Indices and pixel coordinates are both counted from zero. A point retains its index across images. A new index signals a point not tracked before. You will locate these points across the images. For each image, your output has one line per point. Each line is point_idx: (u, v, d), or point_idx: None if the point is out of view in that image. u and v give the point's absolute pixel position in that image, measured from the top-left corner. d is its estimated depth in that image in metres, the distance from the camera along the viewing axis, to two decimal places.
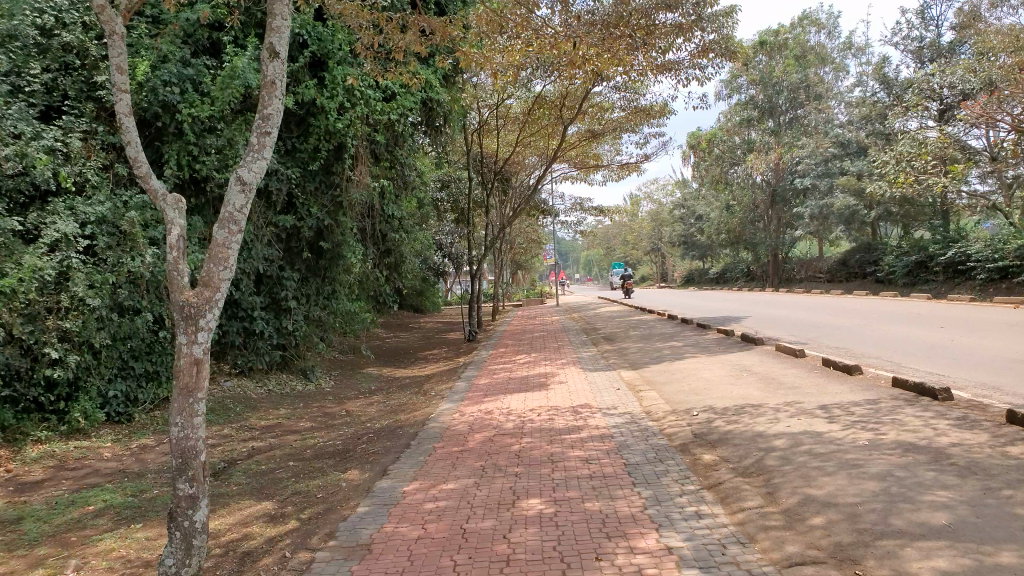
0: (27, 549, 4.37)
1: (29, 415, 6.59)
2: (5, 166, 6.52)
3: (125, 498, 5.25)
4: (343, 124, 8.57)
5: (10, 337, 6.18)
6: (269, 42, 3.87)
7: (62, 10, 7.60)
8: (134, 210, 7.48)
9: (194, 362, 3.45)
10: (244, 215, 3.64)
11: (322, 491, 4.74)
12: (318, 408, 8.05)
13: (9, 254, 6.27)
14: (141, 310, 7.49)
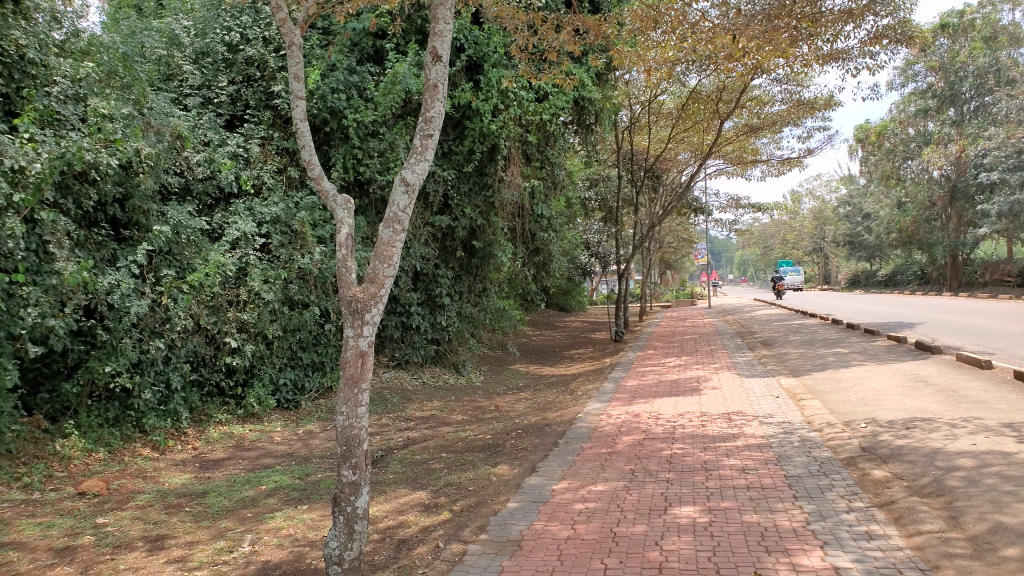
0: (211, 521, 4.79)
1: (212, 398, 7.25)
2: (197, 171, 7.31)
3: (293, 479, 5.63)
4: (497, 125, 8.74)
5: (198, 326, 6.88)
6: (432, 46, 4.00)
7: (246, 27, 8.26)
8: (304, 211, 7.91)
9: (359, 354, 3.62)
10: (407, 215, 3.78)
11: (473, 484, 4.85)
12: (469, 402, 8.26)
13: (198, 251, 6.97)
14: (310, 304, 7.96)
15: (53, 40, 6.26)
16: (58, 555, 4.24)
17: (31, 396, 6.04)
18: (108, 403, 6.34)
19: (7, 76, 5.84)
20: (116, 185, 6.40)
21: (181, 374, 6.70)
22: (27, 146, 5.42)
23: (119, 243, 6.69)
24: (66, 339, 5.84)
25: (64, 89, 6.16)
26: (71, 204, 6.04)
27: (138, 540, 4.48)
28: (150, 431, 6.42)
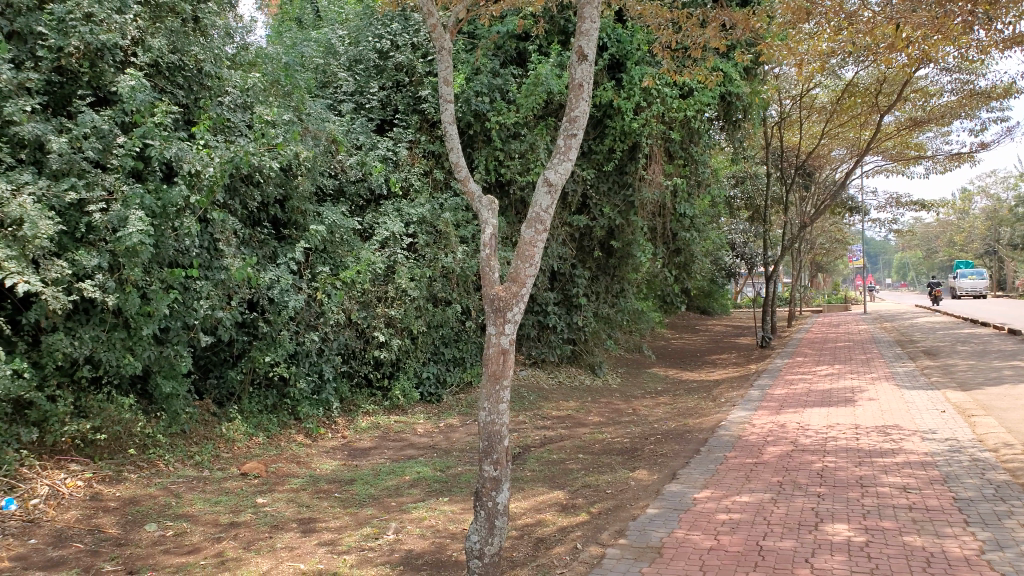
0: (358, 508, 5.02)
1: (361, 389, 7.60)
2: (350, 173, 7.68)
3: (434, 472, 5.79)
4: (639, 124, 8.65)
5: (349, 320, 7.23)
6: (578, 46, 3.99)
7: (396, 34, 8.62)
8: (448, 211, 8.16)
9: (501, 352, 3.68)
10: (549, 215, 3.80)
11: (611, 487, 4.80)
12: (606, 404, 8.19)
13: (350, 250, 7.32)
14: (453, 301, 8.18)
15: (225, 54, 6.81)
16: (223, 530, 4.60)
17: (202, 382, 6.56)
18: (267, 391, 6.79)
19: (187, 88, 6.41)
20: (277, 187, 6.86)
21: (333, 365, 7.07)
22: (202, 152, 5.90)
23: (279, 241, 7.14)
24: (232, 330, 6.33)
25: (234, 98, 6.68)
26: (238, 205, 6.53)
27: (292, 521, 4.77)
28: (304, 419, 6.83)
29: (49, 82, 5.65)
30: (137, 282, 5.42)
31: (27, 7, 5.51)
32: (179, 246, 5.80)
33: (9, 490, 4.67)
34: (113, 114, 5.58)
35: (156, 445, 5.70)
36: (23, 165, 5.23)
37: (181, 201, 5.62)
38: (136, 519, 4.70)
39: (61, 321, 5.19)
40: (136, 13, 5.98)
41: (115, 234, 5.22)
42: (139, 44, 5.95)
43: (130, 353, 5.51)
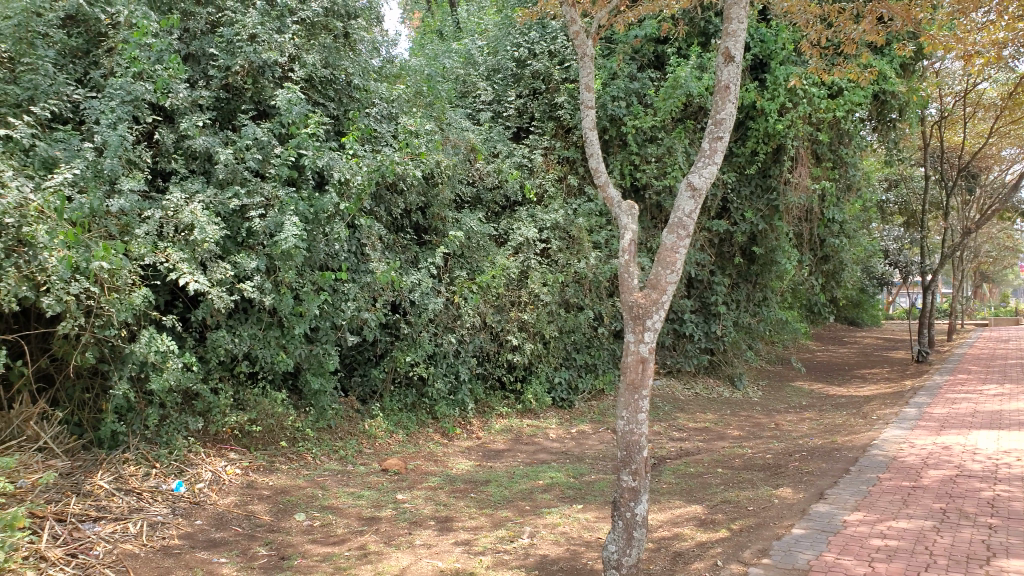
0: (493, 509, 5.10)
1: (494, 392, 7.71)
2: (487, 180, 7.82)
3: (568, 478, 5.79)
4: (783, 125, 8.32)
5: (485, 324, 7.36)
6: (725, 47, 3.87)
7: (534, 42, 8.72)
8: (583, 217, 8.15)
9: (639, 360, 3.65)
10: (692, 220, 3.71)
11: (753, 504, 4.60)
12: (746, 418, 7.89)
13: (486, 255, 7.47)
14: (585, 307, 8.11)
15: (373, 68, 7.13)
16: (366, 524, 4.79)
17: (347, 379, 6.91)
18: (407, 390, 7.05)
19: (337, 101, 6.77)
20: (419, 195, 7.13)
21: (468, 367, 7.22)
22: (351, 161, 6.20)
23: (420, 246, 7.39)
24: (376, 331, 6.61)
25: (380, 109, 6.98)
26: (383, 212, 6.85)
27: (430, 519, 4.91)
28: (441, 418, 7.02)
29: (218, 99, 6.21)
30: (291, 284, 5.79)
31: (199, 31, 6.23)
32: (329, 250, 6.13)
33: (178, 474, 5.10)
34: (272, 127, 5.97)
35: (305, 439, 6.05)
36: (195, 175, 5.82)
37: (331, 208, 5.95)
38: (287, 508, 5.00)
39: (224, 319, 5.62)
40: (295, 32, 6.40)
41: (272, 238, 5.58)
42: (296, 60, 6.31)
43: (283, 350, 5.89)
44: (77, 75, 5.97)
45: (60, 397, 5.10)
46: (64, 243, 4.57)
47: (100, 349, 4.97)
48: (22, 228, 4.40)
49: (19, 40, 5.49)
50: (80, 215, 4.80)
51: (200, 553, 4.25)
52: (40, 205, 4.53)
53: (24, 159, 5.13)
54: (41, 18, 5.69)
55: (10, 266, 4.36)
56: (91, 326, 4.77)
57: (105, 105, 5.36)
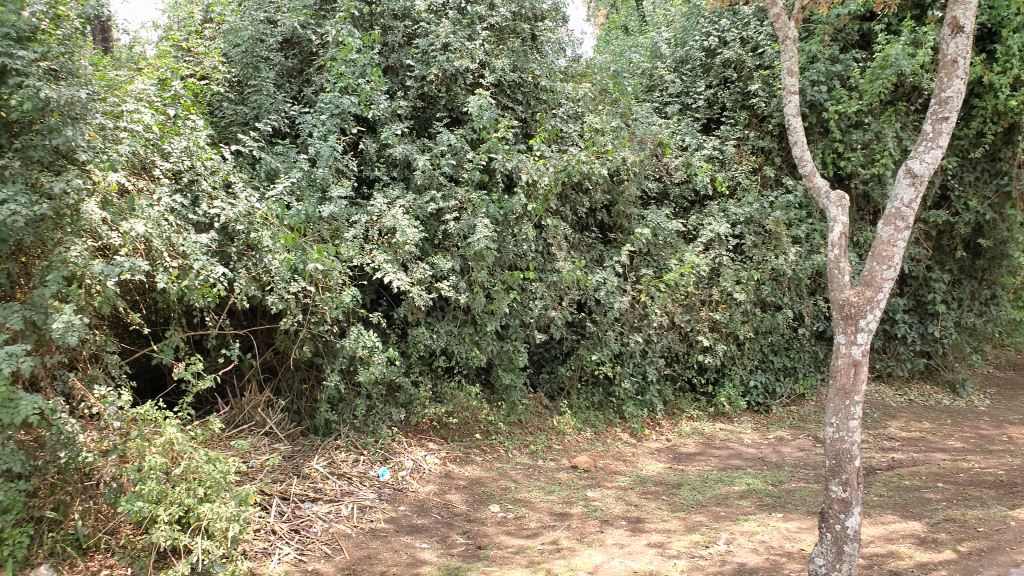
0: (686, 513, 4.96)
1: (684, 393, 7.55)
2: (675, 175, 7.66)
3: (766, 485, 5.51)
4: (1016, 101, 7.49)
5: (674, 323, 7.21)
6: (952, 16, 3.54)
7: (725, 30, 8.44)
8: (780, 210, 7.72)
9: (851, 363, 3.49)
10: (912, 210, 3.47)
11: (985, 525, 4.13)
12: (970, 429, 7.10)
13: (674, 252, 7.29)
14: (783, 307, 7.70)
15: (559, 69, 7.17)
16: (557, 519, 4.85)
17: (536, 376, 7.05)
18: (595, 388, 7.08)
19: (525, 104, 6.87)
20: (605, 193, 7.16)
21: (656, 368, 7.11)
22: (539, 162, 6.29)
23: (606, 245, 7.39)
24: (563, 330, 6.71)
25: (566, 109, 7.00)
26: (570, 211, 6.93)
27: (621, 518, 4.87)
28: (630, 417, 6.95)
29: (415, 108, 6.54)
30: (483, 284, 6.01)
31: (397, 43, 6.58)
32: (518, 251, 6.27)
33: (384, 461, 5.42)
34: (464, 132, 6.21)
35: (497, 433, 6.23)
36: (395, 181, 6.16)
37: (520, 209, 6.09)
38: (482, 498, 5.17)
39: (423, 316, 5.95)
40: (484, 39, 6.63)
41: (466, 240, 5.83)
42: (486, 66, 6.52)
43: (476, 346, 6.13)
44: (293, 93, 6.53)
45: (282, 387, 5.66)
46: (286, 246, 5.02)
47: (315, 343, 5.43)
48: (251, 233, 4.95)
49: (247, 65, 6.20)
50: (298, 221, 5.25)
51: (404, 537, 4.51)
52: (265, 213, 5.03)
53: (252, 171, 5.69)
54: (264, 42, 6.33)
55: (242, 268, 4.95)
56: (308, 322, 5.24)
57: (317, 119, 5.85)
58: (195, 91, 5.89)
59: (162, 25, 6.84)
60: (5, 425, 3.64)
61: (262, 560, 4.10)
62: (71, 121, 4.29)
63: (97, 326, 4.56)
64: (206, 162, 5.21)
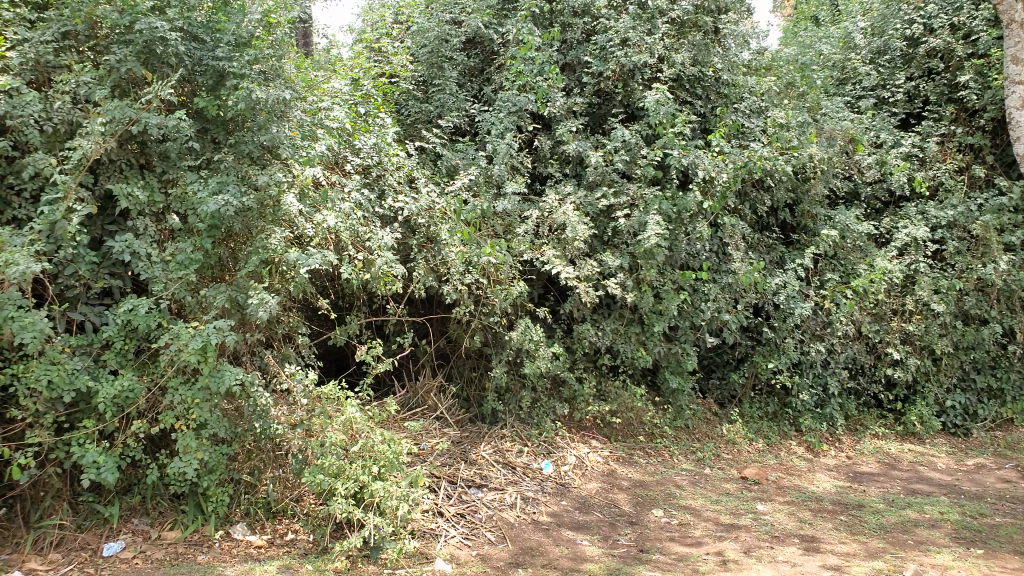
0: (866, 537, 4.60)
1: (868, 409, 7.04)
2: (867, 174, 7.15)
3: (962, 516, 4.99)
4: None
5: (860, 333, 6.74)
6: None
7: (932, 16, 7.79)
8: (989, 213, 6.99)
9: None
10: None
11: None
12: None
13: (863, 256, 6.85)
14: (990, 321, 6.99)
15: (742, 62, 6.83)
16: (724, 529, 4.67)
17: (705, 381, 6.85)
18: (768, 398, 6.77)
19: (705, 98, 6.67)
20: (789, 192, 6.81)
21: (838, 380, 6.66)
22: (717, 158, 6.06)
23: (788, 246, 7.05)
24: (737, 335, 6.46)
25: (750, 103, 6.72)
26: (749, 210, 6.64)
27: (793, 536, 4.60)
28: (806, 431, 6.56)
29: (591, 105, 6.56)
30: (652, 283, 5.88)
31: (577, 40, 6.60)
32: (691, 249, 6.11)
33: (547, 454, 5.48)
34: (640, 129, 6.13)
35: (662, 436, 6.11)
36: (568, 177, 6.18)
37: (695, 207, 5.91)
38: (646, 501, 5.08)
39: (590, 313, 5.94)
40: (665, 33, 6.49)
41: (636, 238, 5.74)
42: (665, 61, 6.39)
43: (643, 346, 6.04)
44: (473, 91, 6.73)
45: (453, 373, 5.89)
46: (462, 240, 5.24)
47: (485, 334, 5.58)
48: (430, 227, 5.20)
49: (432, 65, 6.50)
50: (473, 216, 5.42)
51: (566, 532, 4.53)
52: (444, 208, 5.25)
53: (433, 167, 5.93)
54: (448, 43, 6.58)
55: (421, 258, 5.17)
56: (479, 313, 5.38)
57: (495, 117, 6.03)
58: (384, 90, 6.24)
59: (356, 28, 7.27)
60: (212, 392, 4.06)
61: (428, 540, 4.25)
62: (277, 118, 4.67)
63: (291, 308, 4.92)
64: (392, 158, 5.48)
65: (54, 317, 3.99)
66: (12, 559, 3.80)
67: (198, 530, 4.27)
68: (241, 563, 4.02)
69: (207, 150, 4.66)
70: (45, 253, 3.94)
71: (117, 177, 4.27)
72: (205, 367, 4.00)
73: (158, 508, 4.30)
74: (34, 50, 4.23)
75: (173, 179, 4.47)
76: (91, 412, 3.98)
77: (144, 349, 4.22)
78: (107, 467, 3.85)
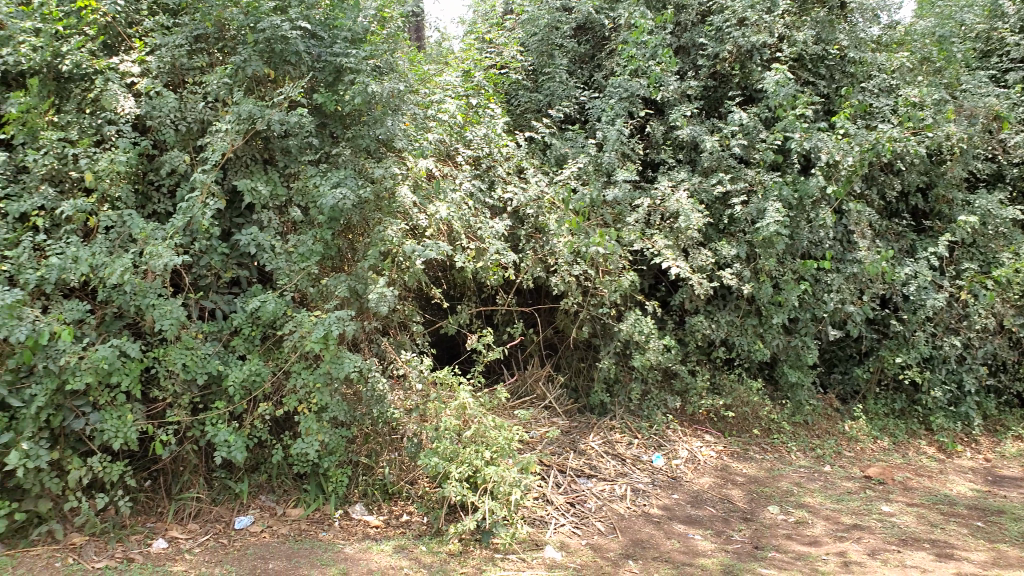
0: (1007, 545, 4.27)
1: (1011, 408, 6.62)
2: (1013, 153, 6.57)
3: None
4: None
5: (1002, 327, 6.25)
6: None
7: None
8: None
9: None
10: None
11: None
12: None
13: (1008, 243, 6.28)
14: None
15: (870, 38, 6.46)
16: (846, 529, 4.46)
17: (827, 376, 6.60)
18: (895, 394, 6.43)
19: (829, 78, 6.33)
20: (920, 175, 6.44)
21: (976, 377, 6.26)
22: (842, 141, 5.71)
23: (919, 234, 6.65)
24: (862, 327, 6.13)
25: (879, 81, 6.24)
26: (876, 194, 6.31)
27: (923, 540, 4.33)
28: (938, 431, 6.17)
29: (705, 88, 6.37)
30: (771, 272, 5.66)
31: (690, 22, 6.40)
32: (813, 238, 5.84)
33: (658, 447, 5.40)
34: (758, 111, 5.90)
35: (780, 431, 5.89)
36: (681, 164, 6.01)
37: (818, 192, 5.62)
38: (761, 497, 4.92)
39: (703, 304, 5.77)
40: (786, 10, 6.17)
41: (754, 226, 5.55)
42: (785, 40, 6.12)
43: (761, 339, 5.82)
44: (584, 78, 6.65)
45: (562, 363, 5.90)
46: (570, 230, 5.16)
47: (593, 324, 5.54)
48: (539, 217, 5.23)
49: (543, 54, 6.49)
50: (582, 206, 5.32)
51: (678, 525, 4.45)
52: (552, 197, 5.29)
53: (543, 157, 5.92)
54: (559, 30, 6.54)
55: (529, 250, 5.20)
56: (588, 304, 5.34)
57: (606, 103, 5.93)
58: (495, 81, 6.28)
59: (468, 19, 7.33)
60: (333, 378, 4.22)
61: (539, 528, 4.29)
62: (391, 112, 4.79)
63: (406, 297, 5.06)
64: (501, 149, 5.48)
65: (189, 305, 4.27)
66: (157, 527, 4.12)
67: (319, 508, 4.48)
68: (360, 542, 4.18)
69: (325, 145, 4.83)
70: (182, 246, 4.23)
71: (244, 172, 4.51)
72: (327, 354, 4.16)
73: (283, 486, 4.54)
74: (170, 54, 4.52)
75: (294, 173, 4.65)
76: (223, 394, 4.23)
77: (271, 336, 4.43)
78: (237, 446, 4.08)
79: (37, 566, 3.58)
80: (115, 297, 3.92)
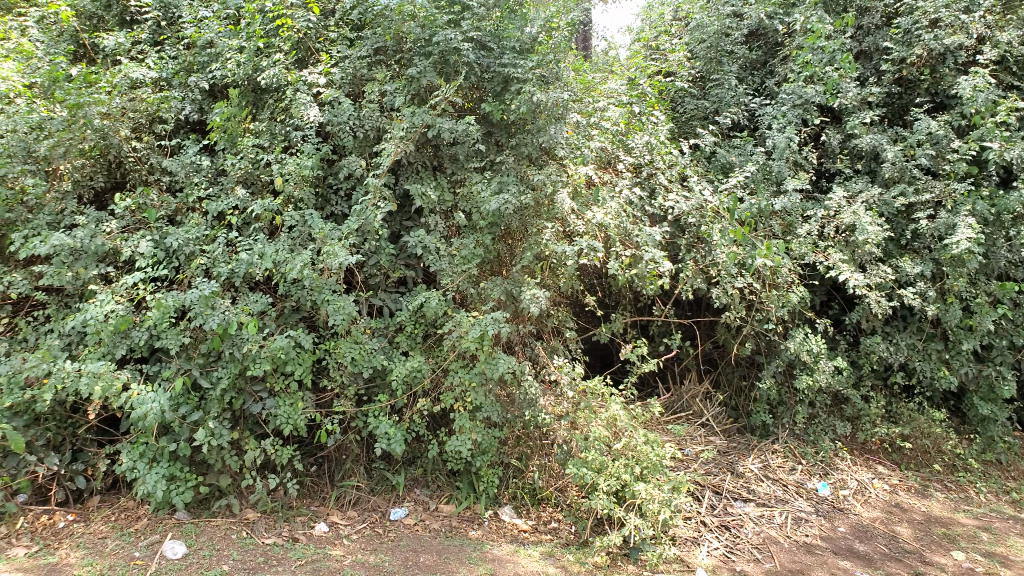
0: None
1: None
2: None
3: None
4: None
5: None
6: None
7: None
8: None
9: None
10: None
11: None
12: None
13: None
14: None
15: None
16: None
17: None
18: None
19: None
20: None
21: None
22: None
23: None
24: None
25: None
26: None
27: None
28: None
29: (889, 95, 6.02)
30: (960, 294, 5.18)
31: (874, 25, 6.10)
32: (1012, 257, 5.29)
33: (824, 476, 5.06)
34: (950, 119, 5.45)
35: (965, 469, 5.35)
36: (859, 175, 5.66)
37: (1020, 207, 5.12)
38: (942, 541, 4.45)
39: (880, 325, 5.38)
40: (988, 10, 5.65)
41: (942, 242, 5.09)
42: (986, 42, 5.56)
43: (946, 365, 5.32)
44: (754, 85, 6.45)
45: (721, 379, 5.72)
46: (734, 240, 4.96)
47: (757, 341, 5.32)
48: (701, 226, 4.99)
49: (710, 60, 6.40)
50: (748, 215, 5.16)
51: (843, 561, 4.11)
52: (716, 206, 5.05)
53: (708, 165, 5.77)
54: (729, 37, 6.41)
55: (690, 259, 5.02)
56: (752, 319, 5.11)
57: (778, 111, 5.74)
58: (660, 88, 6.21)
59: (635, 28, 7.30)
60: (488, 378, 4.27)
61: (690, 548, 4.11)
62: (556, 121, 4.81)
63: (561, 303, 5.07)
64: (664, 157, 5.36)
65: (359, 302, 4.50)
66: (320, 510, 4.34)
67: (470, 507, 4.55)
68: (508, 543, 4.19)
69: (491, 152, 4.99)
70: (354, 246, 4.44)
71: (415, 177, 4.72)
72: (482, 354, 4.21)
73: (436, 482, 4.67)
74: (352, 66, 4.88)
75: (460, 180, 4.82)
76: (386, 387, 4.41)
77: (432, 334, 4.57)
78: (396, 439, 4.20)
79: (216, 536, 3.86)
80: (294, 291, 4.20)
